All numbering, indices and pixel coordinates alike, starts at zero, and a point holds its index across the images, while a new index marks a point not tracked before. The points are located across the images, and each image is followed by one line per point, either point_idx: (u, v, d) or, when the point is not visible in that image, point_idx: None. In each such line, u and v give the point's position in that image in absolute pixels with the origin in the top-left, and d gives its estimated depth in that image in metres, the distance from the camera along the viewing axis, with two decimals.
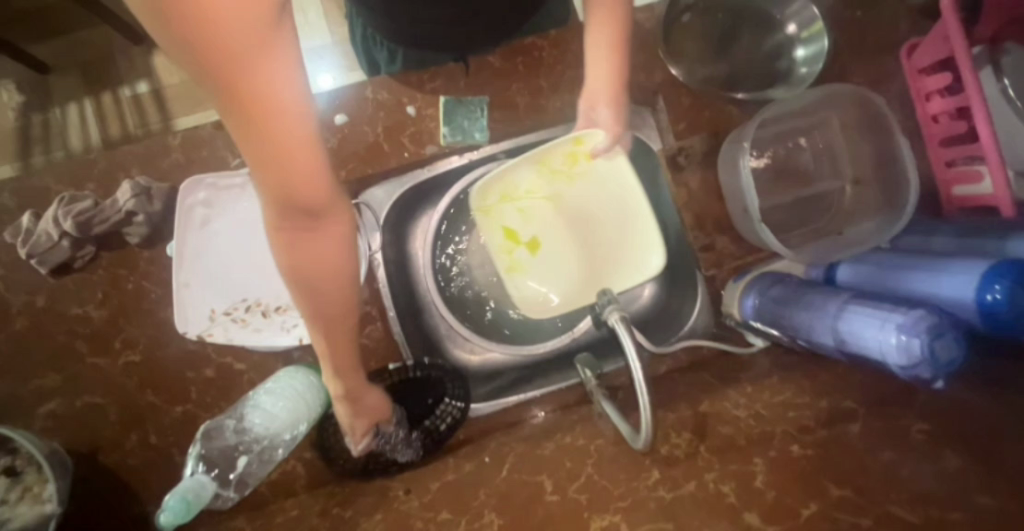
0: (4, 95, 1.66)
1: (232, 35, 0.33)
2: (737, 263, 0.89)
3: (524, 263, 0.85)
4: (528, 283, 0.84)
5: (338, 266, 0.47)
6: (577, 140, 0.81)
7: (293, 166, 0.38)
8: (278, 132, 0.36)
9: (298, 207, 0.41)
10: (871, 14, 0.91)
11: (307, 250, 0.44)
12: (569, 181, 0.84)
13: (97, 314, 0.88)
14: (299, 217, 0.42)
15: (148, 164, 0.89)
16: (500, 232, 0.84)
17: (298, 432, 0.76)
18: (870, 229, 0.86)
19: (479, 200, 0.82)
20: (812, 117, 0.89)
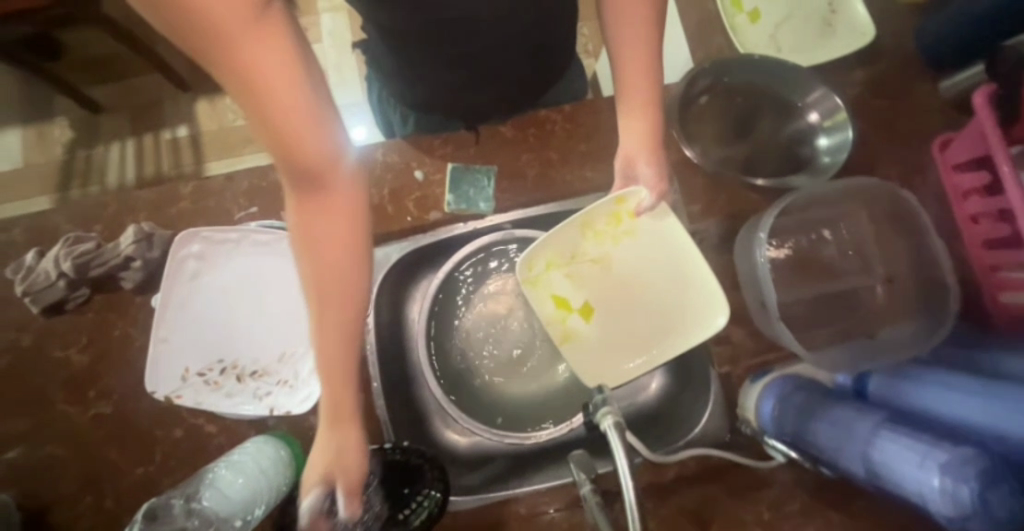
0: (56, 130, 1.76)
1: (243, 36, 0.48)
2: (754, 362, 0.82)
3: (580, 330, 0.81)
4: (586, 352, 0.80)
5: (342, 229, 0.58)
6: (618, 200, 0.76)
7: (291, 131, 0.52)
8: (276, 104, 0.50)
9: (300, 168, 0.54)
10: (903, 106, 0.87)
11: (314, 212, 0.57)
12: (614, 240, 0.79)
13: (78, 359, 0.86)
14: (307, 181, 0.56)
15: (154, 210, 0.89)
16: (550, 303, 0.80)
17: (252, 516, 0.70)
18: (906, 336, 0.77)
19: (525, 271, 0.79)
20: (837, 209, 0.84)
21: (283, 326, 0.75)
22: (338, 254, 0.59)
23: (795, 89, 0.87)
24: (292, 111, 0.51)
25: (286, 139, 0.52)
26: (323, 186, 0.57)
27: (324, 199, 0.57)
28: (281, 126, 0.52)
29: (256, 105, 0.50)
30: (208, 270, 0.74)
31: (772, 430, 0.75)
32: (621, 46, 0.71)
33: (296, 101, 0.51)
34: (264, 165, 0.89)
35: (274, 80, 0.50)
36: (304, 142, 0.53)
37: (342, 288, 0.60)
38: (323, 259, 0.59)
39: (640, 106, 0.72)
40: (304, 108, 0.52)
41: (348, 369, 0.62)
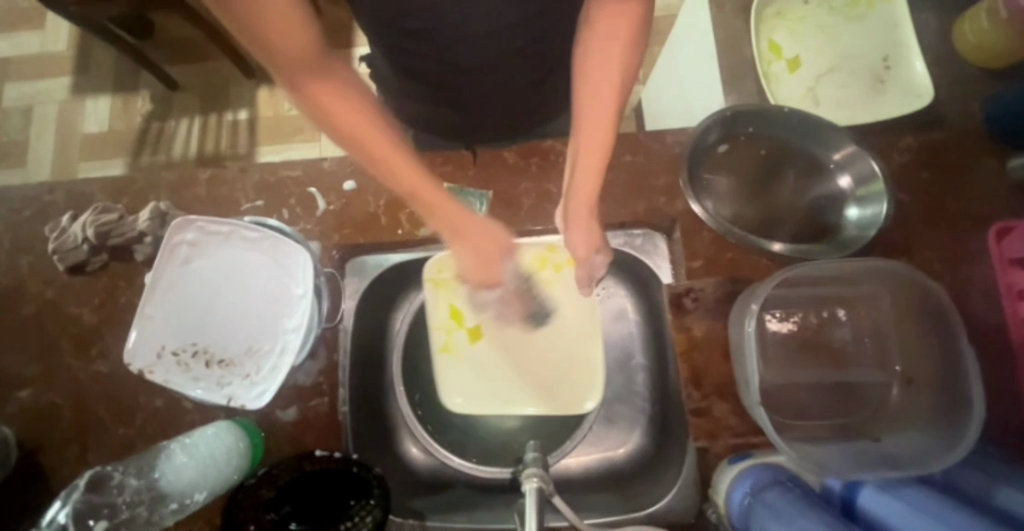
0: (138, 101, 1.94)
1: None
2: (735, 442, 0.73)
3: (459, 346, 0.84)
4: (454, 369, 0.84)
5: (355, 96, 0.65)
6: (550, 247, 0.84)
7: (284, 39, 0.57)
8: (270, 18, 0.55)
9: (296, 59, 0.60)
10: (949, 186, 0.78)
11: (333, 105, 0.64)
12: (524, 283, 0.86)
13: (89, 318, 0.93)
14: (307, 68, 0.61)
15: (175, 191, 0.95)
16: (445, 310, 0.85)
17: (191, 499, 0.74)
18: (914, 446, 0.67)
19: (433, 271, 0.84)
20: (856, 288, 0.75)
21: (257, 321, 0.78)
22: (366, 116, 0.66)
23: (828, 149, 0.81)
24: (296, 16, 0.56)
25: (294, 50, 0.58)
26: (330, 79, 0.63)
27: (337, 82, 0.64)
28: (283, 42, 0.57)
29: (253, 24, 0.55)
30: (198, 256, 0.78)
31: (740, 520, 0.68)
32: (587, 100, 0.71)
33: (290, 6, 0.55)
34: (275, 162, 0.92)
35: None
36: (306, 49, 0.59)
37: (384, 147, 0.67)
38: (363, 133, 0.66)
39: (595, 158, 0.71)
40: (300, 18, 0.56)
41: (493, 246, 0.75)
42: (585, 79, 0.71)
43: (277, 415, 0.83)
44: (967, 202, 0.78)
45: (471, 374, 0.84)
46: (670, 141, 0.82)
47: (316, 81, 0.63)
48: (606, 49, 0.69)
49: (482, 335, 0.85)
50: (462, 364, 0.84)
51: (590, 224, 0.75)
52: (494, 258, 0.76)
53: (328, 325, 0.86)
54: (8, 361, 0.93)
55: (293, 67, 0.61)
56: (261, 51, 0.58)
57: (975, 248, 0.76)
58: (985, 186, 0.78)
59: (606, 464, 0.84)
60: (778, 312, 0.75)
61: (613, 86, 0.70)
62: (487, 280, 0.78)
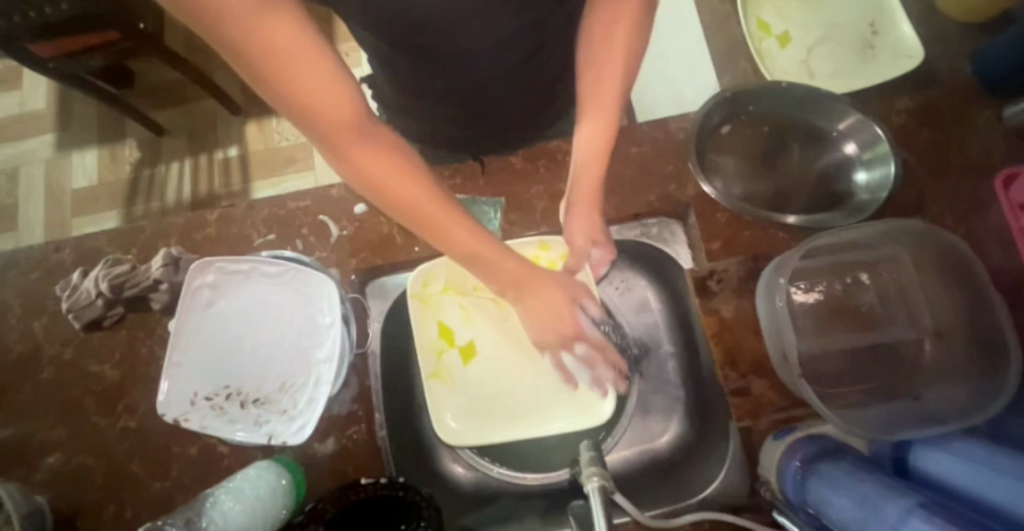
0: (125, 150, 1.93)
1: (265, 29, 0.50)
2: (779, 416, 0.74)
3: (453, 369, 0.82)
4: (453, 395, 0.81)
5: (395, 158, 0.64)
6: (542, 246, 0.82)
7: (322, 104, 0.56)
8: (305, 81, 0.54)
9: (336, 126, 0.58)
10: (952, 139, 0.79)
11: (373, 164, 0.62)
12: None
13: (112, 374, 0.92)
14: (348, 134, 0.59)
15: (185, 236, 0.94)
16: (434, 327, 0.83)
17: None
18: (958, 399, 0.68)
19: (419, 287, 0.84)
20: (876, 251, 0.76)
21: (287, 357, 0.77)
22: (410, 179, 0.64)
23: (829, 118, 0.82)
24: (333, 77, 0.55)
25: (332, 115, 0.57)
26: (371, 139, 0.62)
27: (379, 144, 0.62)
28: (326, 108, 0.56)
29: (294, 93, 0.54)
30: (222, 298, 0.77)
31: (797, 496, 0.69)
32: (590, 98, 0.72)
33: (329, 71, 0.55)
34: (283, 194, 0.92)
35: (314, 63, 0.53)
36: (349, 114, 0.58)
37: (428, 203, 0.66)
38: (403, 195, 0.65)
39: (599, 145, 0.73)
40: (338, 77, 0.55)
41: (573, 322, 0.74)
42: (588, 75, 0.72)
43: (316, 448, 0.83)
44: (971, 154, 0.79)
45: (465, 398, 0.81)
46: (674, 127, 0.83)
47: (360, 146, 0.61)
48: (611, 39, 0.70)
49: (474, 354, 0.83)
50: (453, 388, 0.81)
51: (592, 209, 0.76)
52: (556, 299, 0.74)
53: (359, 351, 0.87)
54: (33, 426, 0.91)
55: (333, 133, 0.59)
56: (296, 118, 0.57)
57: (985, 198, 0.77)
58: (987, 136, 0.79)
59: (648, 454, 0.83)
60: (802, 283, 0.76)
61: (615, 80, 0.71)
62: (559, 338, 0.75)
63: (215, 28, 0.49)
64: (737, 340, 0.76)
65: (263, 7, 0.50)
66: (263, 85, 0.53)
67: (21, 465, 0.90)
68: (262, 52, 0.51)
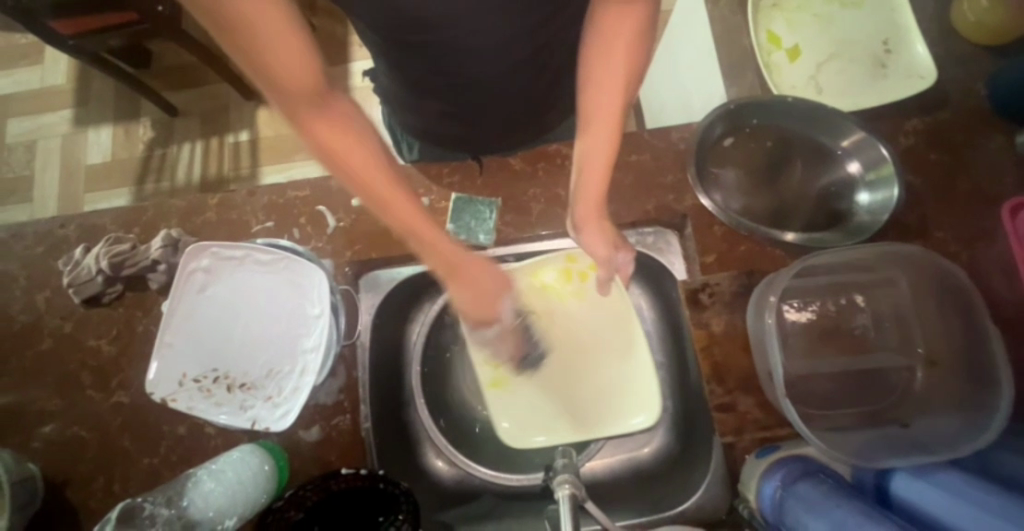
0: (140, 130, 1.96)
1: None
2: (761, 433, 0.72)
3: (508, 379, 0.84)
4: (506, 403, 0.83)
5: (358, 129, 0.63)
6: (569, 258, 0.85)
7: (281, 65, 0.54)
8: (263, 40, 0.52)
9: (294, 89, 0.57)
10: (960, 164, 0.78)
11: (329, 134, 0.62)
12: (561, 297, 0.86)
13: (107, 350, 0.94)
14: (308, 99, 0.59)
15: (185, 218, 0.95)
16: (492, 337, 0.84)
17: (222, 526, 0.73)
18: (946, 431, 0.66)
19: None
20: (873, 274, 0.74)
21: (275, 344, 0.78)
22: (368, 155, 0.64)
23: (835, 136, 0.81)
24: (295, 40, 0.53)
25: (291, 79, 0.55)
26: (333, 115, 0.61)
27: (339, 117, 0.62)
28: (290, 80, 0.55)
29: (259, 64, 0.53)
30: (214, 282, 0.78)
31: (774, 516, 0.68)
32: (591, 105, 0.71)
33: (297, 44, 0.53)
34: (283, 182, 0.93)
35: (279, 27, 0.52)
36: (313, 86, 0.57)
37: (387, 183, 0.65)
38: (364, 175, 0.64)
39: (599, 155, 0.72)
40: (302, 42, 0.54)
41: (497, 292, 0.73)
42: (589, 82, 0.71)
43: (301, 435, 0.83)
44: (979, 180, 0.77)
45: (518, 409, 0.82)
46: (675, 137, 0.82)
47: (321, 121, 0.61)
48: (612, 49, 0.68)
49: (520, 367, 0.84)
50: (510, 401, 0.83)
51: (599, 218, 0.74)
52: (483, 281, 0.72)
53: (345, 343, 0.86)
54: (30, 396, 0.93)
55: (291, 93, 0.57)
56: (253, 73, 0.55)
57: (990, 226, 0.75)
58: (996, 164, 0.77)
59: (633, 462, 0.85)
60: (796, 302, 0.75)
61: (616, 89, 0.70)
62: (486, 317, 0.74)
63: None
64: (726, 355, 0.74)
65: None
66: (226, 42, 0.52)
67: (15, 433, 0.92)
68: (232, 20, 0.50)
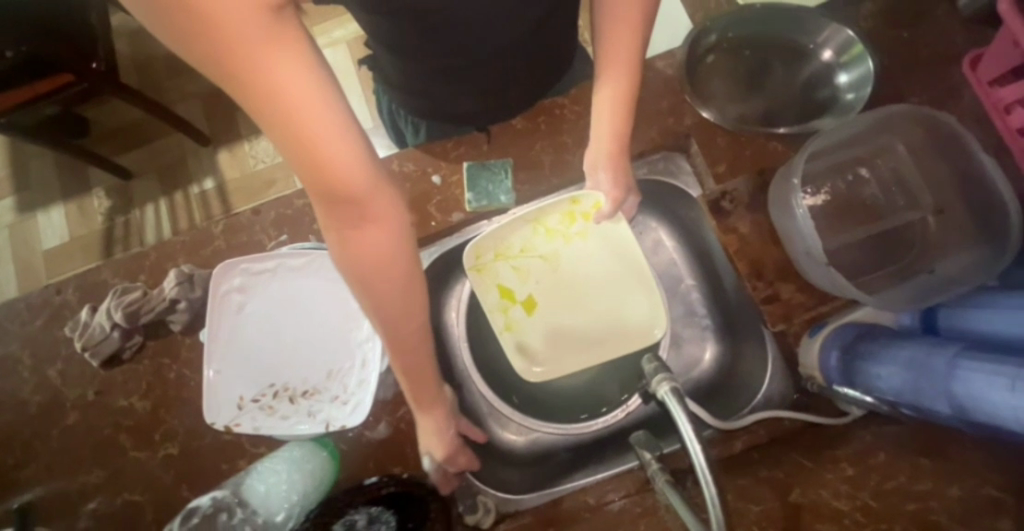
0: (94, 201, 1.86)
1: (265, 62, 0.40)
2: (809, 315, 0.75)
3: (519, 321, 0.88)
4: (523, 342, 0.87)
5: (391, 256, 0.53)
6: (573, 201, 0.87)
7: (325, 162, 0.44)
8: (306, 136, 0.43)
9: (335, 192, 0.46)
10: (918, 33, 0.85)
11: (360, 242, 0.51)
12: (566, 239, 0.90)
13: (140, 405, 0.89)
14: (342, 205, 0.48)
15: (192, 253, 0.93)
16: (495, 291, 0.87)
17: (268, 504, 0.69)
18: (965, 266, 0.72)
19: (474, 259, 0.86)
20: (870, 145, 0.80)
21: (327, 344, 0.76)
22: (397, 268, 0.54)
23: (804, 33, 0.87)
24: (345, 147, 0.44)
25: (336, 180, 0.45)
26: (370, 217, 0.50)
27: (381, 226, 0.51)
28: (328, 172, 0.44)
29: (291, 144, 0.43)
30: (251, 300, 0.77)
31: (842, 381, 0.71)
32: (605, 36, 0.74)
33: (343, 137, 0.44)
34: (288, 194, 0.93)
35: (323, 129, 0.43)
36: (353, 183, 0.46)
37: (407, 298, 0.57)
38: (386, 285, 0.55)
39: (622, 84, 0.75)
40: (355, 149, 0.45)
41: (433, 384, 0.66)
42: (605, 14, 0.73)
43: (368, 435, 0.80)
44: (940, 43, 0.84)
45: (535, 345, 0.88)
46: (662, 64, 0.86)
47: (350, 216, 0.49)
48: None
49: (537, 305, 0.89)
50: (524, 340, 0.87)
51: (618, 159, 0.78)
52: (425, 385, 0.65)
53: None
54: (68, 475, 0.87)
55: (327, 193, 0.47)
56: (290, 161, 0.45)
57: (957, 82, 0.82)
58: (950, 26, 0.84)
59: (694, 379, 0.89)
60: (809, 188, 0.80)
61: (628, 20, 0.72)
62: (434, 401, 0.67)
63: (215, 62, 0.40)
64: (761, 249, 0.78)
65: (271, 39, 0.40)
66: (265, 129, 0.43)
67: (59, 517, 0.86)
68: (255, 84, 0.40)
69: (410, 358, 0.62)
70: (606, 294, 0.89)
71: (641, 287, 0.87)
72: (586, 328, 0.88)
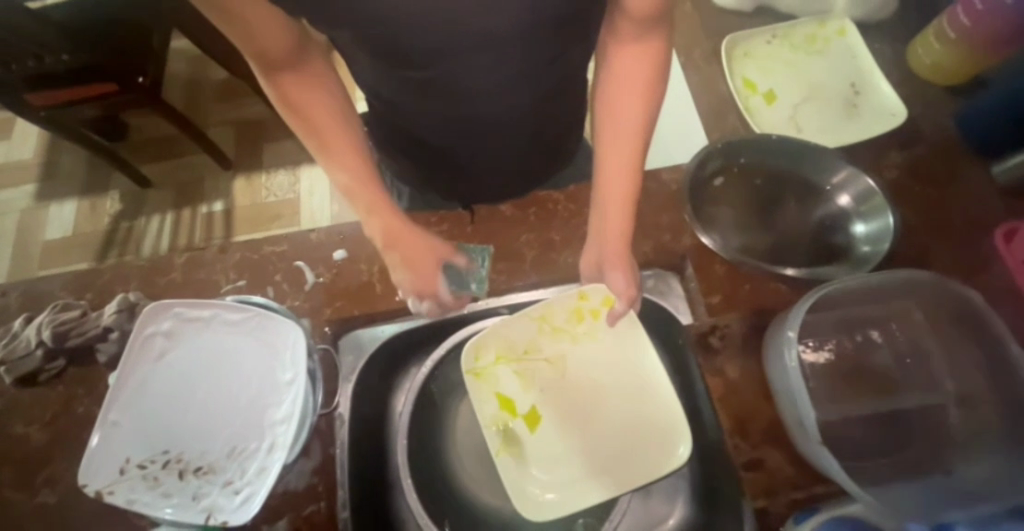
0: (108, 202, 1.89)
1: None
2: (796, 495, 0.66)
3: (520, 439, 0.70)
4: (527, 467, 0.68)
5: (334, 108, 0.72)
6: (579, 296, 0.75)
7: (265, 38, 0.62)
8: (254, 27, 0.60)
9: (273, 52, 0.64)
10: (948, 196, 0.78)
11: (304, 96, 0.69)
12: (574, 340, 0.75)
13: (37, 437, 0.80)
14: (283, 62, 0.66)
15: (146, 281, 0.87)
16: (493, 401, 0.71)
17: None
18: (985, 478, 0.62)
19: (470, 361, 0.72)
20: (887, 306, 0.71)
21: (239, 416, 0.67)
22: (337, 125, 0.72)
23: (821, 171, 0.81)
24: (283, 29, 0.63)
25: (276, 46, 0.63)
26: (305, 73, 0.69)
27: (314, 74, 0.70)
28: (267, 41, 0.62)
29: (241, 31, 0.59)
30: (174, 349, 0.69)
31: None
32: (607, 139, 0.74)
33: (282, 24, 0.62)
34: (259, 237, 0.88)
35: (267, 18, 0.60)
36: (284, 45, 0.64)
37: (359, 161, 0.74)
38: (333, 144, 0.72)
39: (624, 191, 0.73)
40: (286, 26, 0.63)
41: (424, 237, 0.75)
42: (608, 118, 0.73)
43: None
44: (971, 211, 0.77)
45: (540, 469, 0.68)
46: (667, 178, 0.81)
47: (285, 69, 0.67)
48: (627, 84, 0.71)
49: (542, 419, 0.71)
50: (523, 461, 0.69)
51: (625, 258, 0.73)
52: (405, 237, 0.74)
53: (324, 412, 0.77)
54: None
55: (270, 55, 0.65)
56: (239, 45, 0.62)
57: (988, 255, 0.74)
58: (982, 192, 0.78)
59: None
60: (811, 341, 0.71)
61: (631, 128, 0.72)
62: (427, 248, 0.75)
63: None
64: (745, 403, 0.70)
65: None
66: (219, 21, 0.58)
67: None
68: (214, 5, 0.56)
69: (370, 206, 0.74)
70: (630, 411, 0.71)
71: (673, 408, 0.69)
72: (607, 455, 0.69)
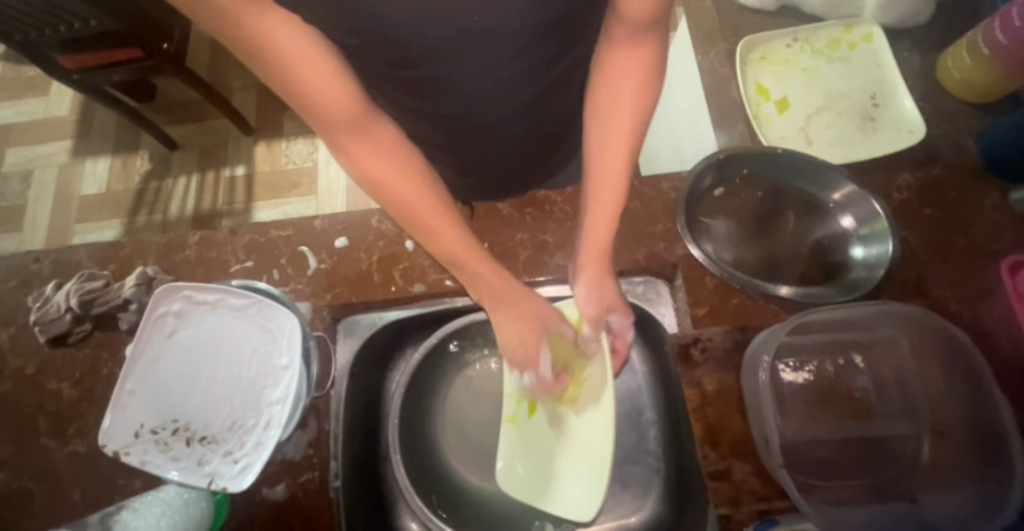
0: (138, 162, 1.96)
1: (281, 49, 0.57)
2: (759, 506, 0.66)
3: (524, 423, 0.74)
4: (529, 453, 0.73)
5: (401, 163, 0.68)
6: None
7: (327, 97, 0.61)
8: (313, 84, 0.59)
9: (337, 115, 0.63)
10: (955, 221, 0.77)
11: (371, 155, 0.67)
12: None
13: (68, 393, 0.88)
14: (351, 124, 0.64)
15: (163, 256, 0.93)
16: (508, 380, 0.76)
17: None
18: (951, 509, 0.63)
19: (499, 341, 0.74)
20: (872, 332, 0.71)
21: (241, 395, 0.73)
22: (408, 180, 0.68)
23: (824, 188, 0.81)
24: (337, 83, 0.61)
25: (336, 106, 0.62)
26: (371, 134, 0.66)
27: (378, 136, 0.67)
28: (329, 102, 0.61)
29: (304, 92, 0.60)
30: (183, 327, 0.75)
31: None
32: (599, 140, 0.72)
33: (338, 78, 0.60)
34: (267, 221, 0.92)
35: (323, 78, 0.59)
36: (347, 106, 0.62)
37: (439, 222, 0.69)
38: (415, 203, 0.69)
39: (614, 192, 0.71)
40: (342, 81, 0.61)
41: (540, 320, 0.71)
42: (599, 119, 0.72)
43: (264, 493, 0.77)
44: (976, 239, 0.76)
45: (535, 457, 0.73)
46: (665, 186, 0.81)
47: (352, 133, 0.65)
48: (621, 86, 0.69)
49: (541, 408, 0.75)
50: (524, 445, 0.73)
51: (601, 265, 0.72)
52: (527, 322, 0.71)
53: (318, 393, 0.82)
54: None
55: (336, 123, 0.64)
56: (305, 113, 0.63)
57: (987, 284, 0.73)
58: (992, 219, 0.77)
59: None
60: (791, 360, 0.71)
61: (623, 132, 0.71)
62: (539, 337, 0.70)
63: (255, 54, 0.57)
64: (721, 416, 0.70)
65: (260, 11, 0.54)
66: (280, 85, 0.60)
67: None
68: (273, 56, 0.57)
69: (502, 291, 0.71)
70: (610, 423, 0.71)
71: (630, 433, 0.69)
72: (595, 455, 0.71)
